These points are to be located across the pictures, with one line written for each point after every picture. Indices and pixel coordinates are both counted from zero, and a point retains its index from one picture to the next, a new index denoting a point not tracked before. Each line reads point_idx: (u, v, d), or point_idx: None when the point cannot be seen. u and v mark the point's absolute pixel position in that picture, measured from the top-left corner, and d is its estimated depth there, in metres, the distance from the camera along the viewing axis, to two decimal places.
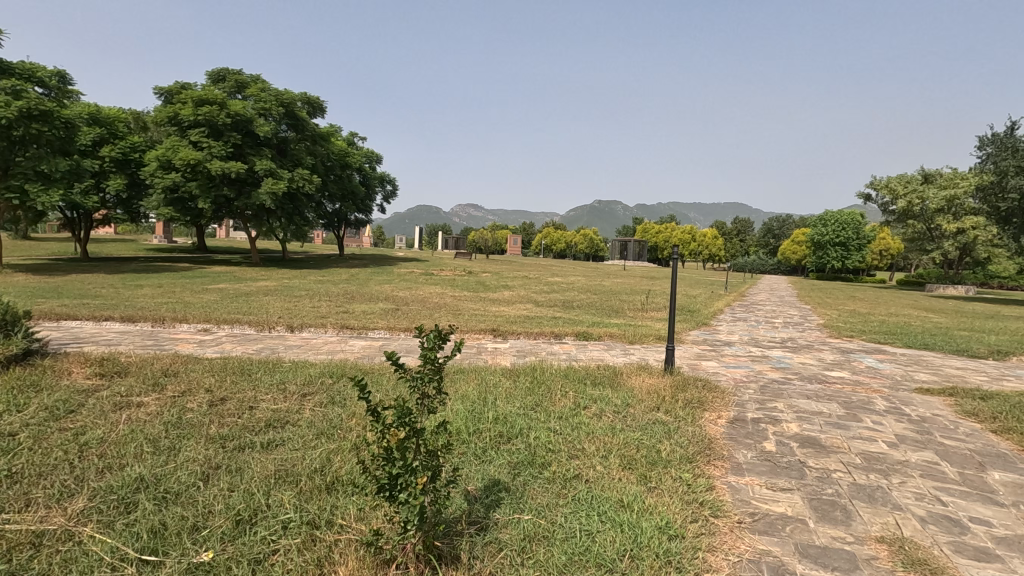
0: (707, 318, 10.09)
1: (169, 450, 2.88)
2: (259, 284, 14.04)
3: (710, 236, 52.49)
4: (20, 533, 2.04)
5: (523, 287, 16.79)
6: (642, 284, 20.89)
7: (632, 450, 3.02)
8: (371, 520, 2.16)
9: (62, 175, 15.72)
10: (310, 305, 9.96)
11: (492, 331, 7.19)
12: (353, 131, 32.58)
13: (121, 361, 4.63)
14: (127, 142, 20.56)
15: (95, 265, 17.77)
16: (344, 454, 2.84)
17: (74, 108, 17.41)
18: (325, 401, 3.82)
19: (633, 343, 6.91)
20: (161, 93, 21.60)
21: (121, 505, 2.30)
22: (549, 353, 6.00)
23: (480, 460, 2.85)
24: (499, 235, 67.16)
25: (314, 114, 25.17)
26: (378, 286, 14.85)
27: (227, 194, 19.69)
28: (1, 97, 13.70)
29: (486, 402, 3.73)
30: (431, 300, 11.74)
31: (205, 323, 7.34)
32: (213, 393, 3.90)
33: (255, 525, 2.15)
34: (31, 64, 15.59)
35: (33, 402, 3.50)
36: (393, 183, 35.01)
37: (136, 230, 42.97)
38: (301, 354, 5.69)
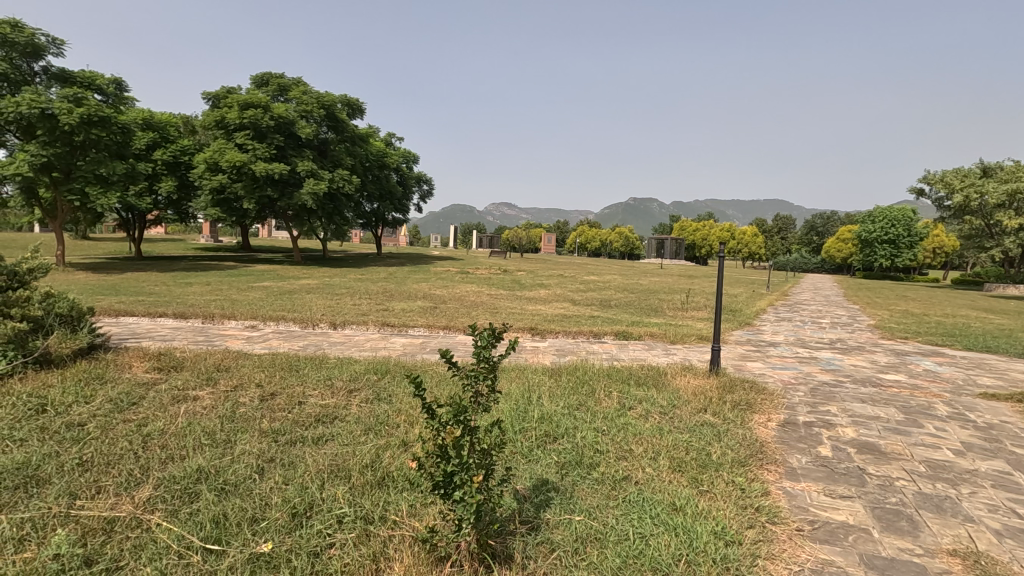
0: (751, 318, 9.80)
1: (225, 443, 2.97)
2: (302, 283, 14.40)
3: (749, 234, 51.18)
4: (93, 520, 2.14)
5: (560, 286, 16.69)
6: (680, 283, 20.52)
7: (682, 452, 2.95)
8: (424, 517, 2.18)
9: (118, 178, 16.50)
10: (351, 303, 10.16)
11: (532, 329, 7.15)
12: (391, 131, 33.09)
13: (177, 356, 4.82)
14: (178, 145, 21.42)
15: (148, 264, 18.61)
16: (391, 451, 2.89)
17: (130, 113, 18.25)
18: (372, 398, 3.89)
19: (675, 343, 6.77)
20: (209, 98, 22.43)
21: (184, 495, 2.39)
22: (590, 353, 5.94)
23: (528, 459, 2.83)
24: (533, 234, 67.13)
25: (354, 116, 25.69)
26: (416, 284, 15.03)
27: (271, 194, 20.25)
28: (65, 104, 14.45)
29: (532, 401, 3.71)
30: (468, 298, 11.83)
31: (252, 320, 7.56)
32: (263, 388, 4.02)
33: (311, 519, 2.20)
34: (91, 73, 16.43)
35: (99, 394, 3.67)
36: (430, 183, 35.40)
37: (184, 230, 44.66)
38: (345, 350, 5.80)
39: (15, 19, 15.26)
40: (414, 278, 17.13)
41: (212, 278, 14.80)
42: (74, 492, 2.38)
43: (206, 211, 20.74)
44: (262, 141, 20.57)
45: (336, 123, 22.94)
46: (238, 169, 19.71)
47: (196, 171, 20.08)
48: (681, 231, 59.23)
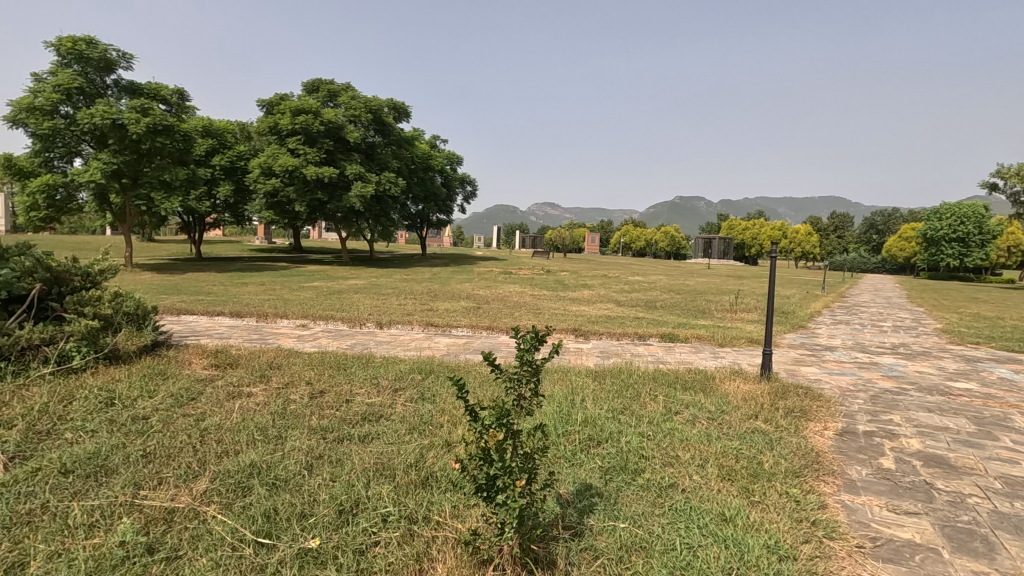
0: (804, 321, 9.39)
1: (277, 438, 3.07)
2: (350, 283, 14.79)
3: (803, 233, 49.21)
4: (155, 510, 2.25)
5: (604, 286, 16.49)
6: (729, 284, 19.95)
7: (731, 460, 2.84)
8: (466, 519, 2.19)
9: (180, 184, 17.39)
10: (397, 302, 10.35)
11: (574, 331, 7.08)
12: (435, 134, 33.58)
13: (232, 354, 5.02)
14: (234, 151, 22.42)
15: (207, 265, 19.55)
16: (435, 451, 2.91)
17: (191, 122, 19.22)
18: (416, 397, 3.94)
19: (724, 345, 6.58)
20: (264, 105, 23.37)
21: (238, 488, 2.47)
22: (634, 355, 5.83)
23: (571, 463, 2.80)
24: (577, 234, 66.65)
25: (400, 119, 26.21)
26: (460, 285, 15.17)
27: (321, 197, 20.89)
28: (133, 115, 15.37)
29: (575, 404, 3.67)
30: (511, 298, 11.85)
31: (302, 319, 7.81)
32: (313, 386, 4.13)
33: (357, 516, 2.24)
34: (157, 84, 17.41)
35: (161, 389, 3.87)
36: (474, 183, 35.72)
37: (240, 233, 46.79)
38: (390, 350, 5.90)
39: (90, 36, 16.36)
40: (458, 279, 17.30)
41: (266, 278, 15.40)
42: (138, 482, 2.51)
43: (261, 214, 21.63)
44: (312, 145, 21.26)
45: (383, 127, 23.47)
46: (290, 173, 20.43)
47: (252, 176, 20.96)
48: (730, 230, 57.48)
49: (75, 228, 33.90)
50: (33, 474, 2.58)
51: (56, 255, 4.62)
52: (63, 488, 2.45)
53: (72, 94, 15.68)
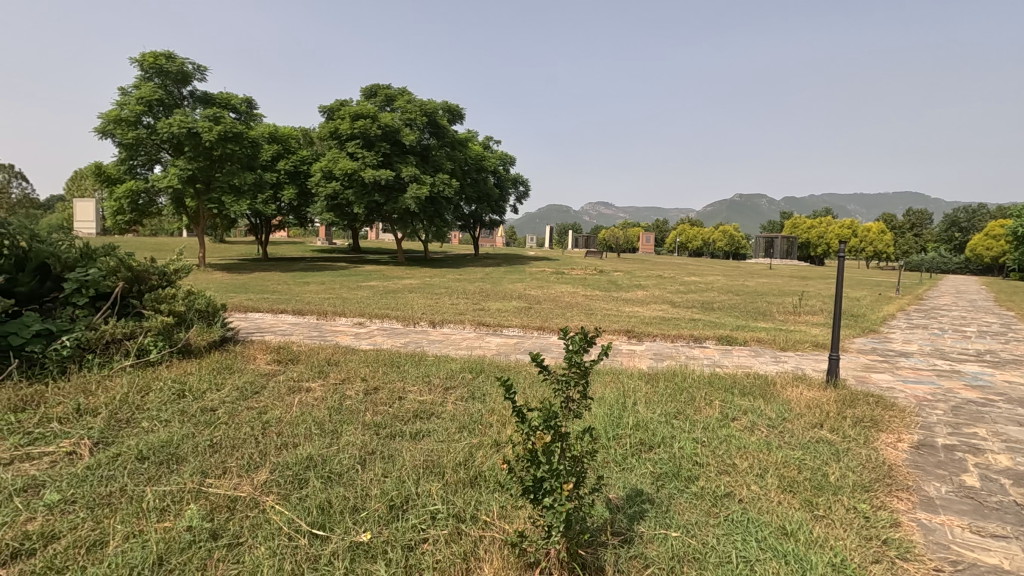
0: (876, 324, 8.81)
1: (332, 433, 3.18)
2: (405, 283, 15.14)
3: (875, 231, 46.39)
4: (220, 497, 2.37)
5: (659, 286, 16.12)
6: (793, 285, 19.05)
7: (793, 471, 2.70)
8: (514, 520, 2.19)
9: (249, 188, 18.35)
10: (450, 302, 10.50)
11: (627, 332, 6.95)
12: (488, 135, 33.90)
13: (293, 350, 5.24)
14: (298, 156, 23.46)
15: (273, 265, 20.55)
16: (484, 450, 2.93)
17: (258, 129, 20.28)
18: (466, 396, 3.98)
19: (786, 349, 6.27)
20: (325, 111, 24.33)
21: (295, 480, 2.57)
22: (689, 358, 5.65)
23: (621, 468, 2.74)
24: (630, 233, 65.51)
25: (454, 122, 26.63)
26: (512, 284, 15.25)
27: (378, 199, 21.51)
28: (206, 123, 16.40)
29: (626, 407, 3.59)
30: (563, 298, 11.78)
31: (359, 318, 8.06)
32: (368, 383, 4.25)
33: (407, 513, 2.27)
34: (228, 94, 18.50)
35: (228, 382, 4.09)
36: (526, 183, 35.81)
37: (303, 233, 48.93)
38: (442, 348, 5.99)
39: (169, 51, 17.55)
40: (510, 279, 17.37)
41: (327, 278, 16.01)
42: (205, 470, 2.65)
43: (322, 216, 22.51)
44: (370, 149, 21.93)
45: (437, 129, 23.91)
46: (349, 177, 21.16)
47: (314, 179, 21.86)
48: (794, 229, 54.90)
49: (157, 230, 36.51)
50: (113, 459, 2.78)
51: (137, 256, 4.98)
52: (139, 473, 2.62)
53: (153, 105, 16.87)
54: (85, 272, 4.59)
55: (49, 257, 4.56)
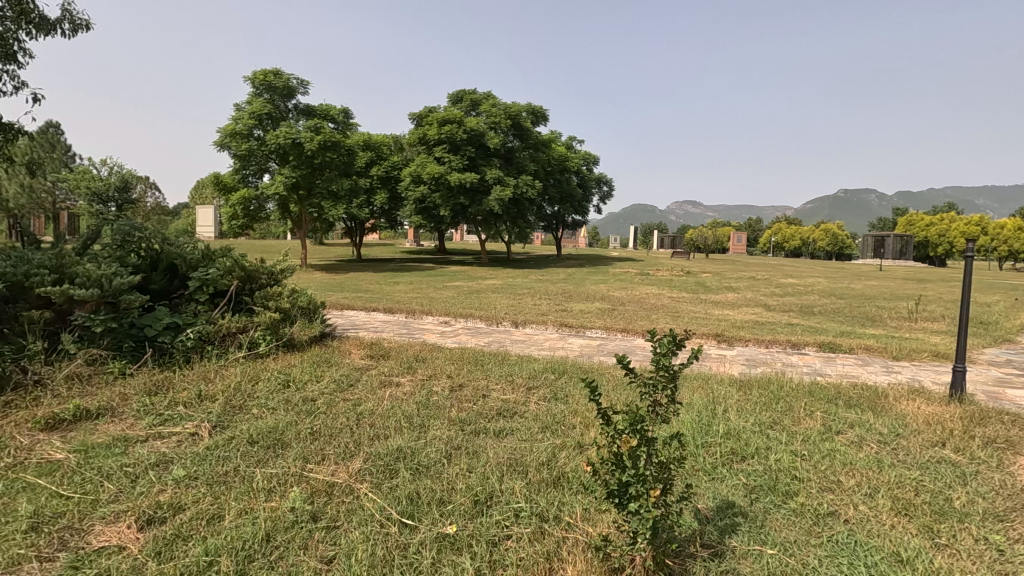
0: (1012, 333, 7.77)
1: (420, 427, 3.30)
2: (488, 283, 15.44)
3: (1010, 228, 41.03)
4: (320, 482, 2.55)
5: (752, 289, 15.23)
6: (908, 288, 17.26)
7: (909, 493, 2.45)
8: (598, 523, 2.16)
9: (345, 194, 19.55)
10: (532, 302, 10.55)
11: (716, 336, 6.64)
12: (571, 136, 33.75)
13: (384, 346, 5.51)
14: (389, 162, 24.67)
15: (366, 266, 21.76)
16: (567, 451, 2.92)
17: (354, 137, 21.57)
18: (549, 396, 3.98)
19: (899, 359, 5.70)
20: (415, 118, 25.40)
21: (386, 470, 2.69)
22: (786, 365, 5.30)
23: (711, 477, 2.61)
24: (721, 233, 62.55)
25: (537, 123, 26.78)
26: (594, 286, 15.08)
27: (463, 201, 22.10)
28: (308, 134, 17.71)
29: (716, 415, 3.43)
30: (649, 301, 11.46)
31: (445, 317, 8.31)
32: (453, 380, 4.37)
33: (491, 508, 2.32)
34: (327, 106, 19.84)
35: (327, 375, 4.38)
36: (610, 183, 35.31)
37: (393, 236, 51.39)
38: (525, 348, 6.03)
39: (277, 69, 19.09)
40: (592, 280, 17.20)
41: (415, 278, 16.71)
42: (307, 456, 2.85)
43: (410, 219, 23.49)
44: (456, 153, 22.61)
45: (521, 131, 24.13)
46: (436, 180, 21.95)
47: (403, 184, 22.89)
48: (910, 226, 49.81)
49: (265, 234, 39.86)
50: (228, 441, 3.07)
51: (249, 257, 5.45)
52: (249, 455, 2.86)
53: (263, 119, 18.45)
54: (206, 271, 5.09)
55: (177, 258, 5.13)
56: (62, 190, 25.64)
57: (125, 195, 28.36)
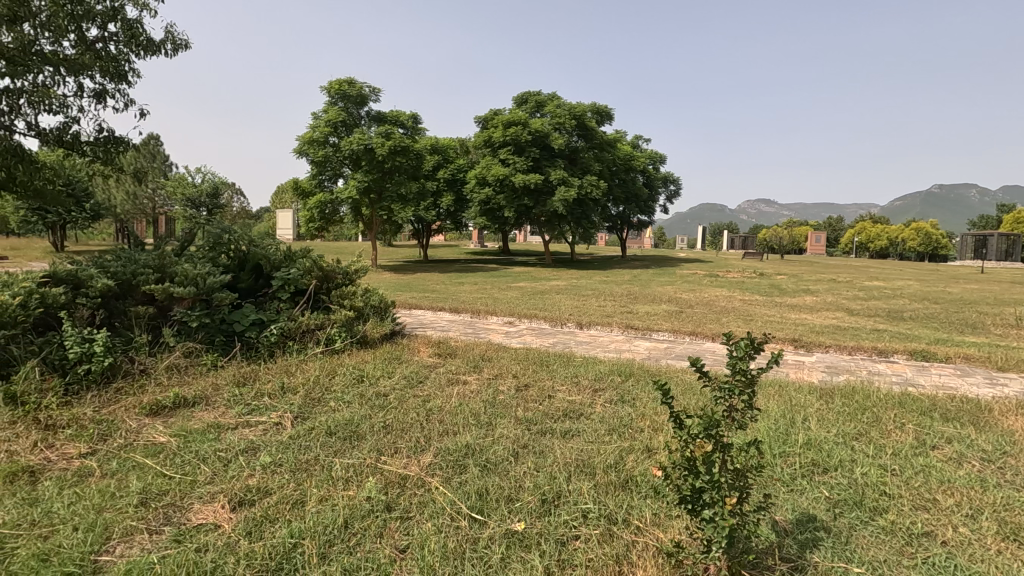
0: None
1: (488, 425, 3.35)
2: (552, 284, 15.46)
3: None
4: (393, 474, 2.65)
5: (833, 291, 14.37)
6: (1015, 292, 15.66)
7: (1019, 517, 2.23)
8: (669, 529, 2.12)
9: (413, 197, 20.19)
10: (597, 304, 10.47)
11: (794, 341, 6.31)
12: (637, 135, 33.12)
13: (451, 345, 5.63)
14: (455, 165, 25.22)
15: (432, 267, 22.36)
16: (635, 454, 2.87)
17: (422, 141, 22.23)
18: (615, 398, 3.94)
19: (1005, 370, 5.19)
20: (480, 121, 25.82)
21: (455, 466, 2.76)
22: (872, 374, 4.96)
23: (790, 489, 2.49)
24: (798, 233, 59.33)
25: (602, 123, 26.50)
26: (661, 287, 14.73)
27: (527, 203, 22.25)
28: (379, 140, 18.48)
29: (794, 423, 3.27)
30: (719, 303, 11.07)
31: (509, 317, 8.39)
32: (519, 379, 4.41)
33: (558, 508, 2.32)
34: (397, 112, 20.57)
35: (397, 371, 4.54)
36: (677, 182, 34.39)
37: (458, 236, 52.57)
38: (590, 350, 5.99)
39: (351, 78, 19.98)
40: (658, 281, 16.85)
41: (479, 279, 17.01)
42: (380, 449, 2.96)
43: (476, 220, 23.94)
44: (520, 155, 22.79)
45: (586, 131, 23.90)
46: (501, 182, 22.24)
47: (469, 186, 23.36)
48: (1017, 223, 45.15)
49: (339, 236, 41.86)
50: (309, 431, 3.25)
51: (327, 257, 5.75)
52: (327, 445, 3.02)
53: (339, 127, 19.41)
54: (288, 272, 5.43)
55: (262, 258, 5.49)
56: (162, 198, 28.09)
57: (215, 201, 30.67)
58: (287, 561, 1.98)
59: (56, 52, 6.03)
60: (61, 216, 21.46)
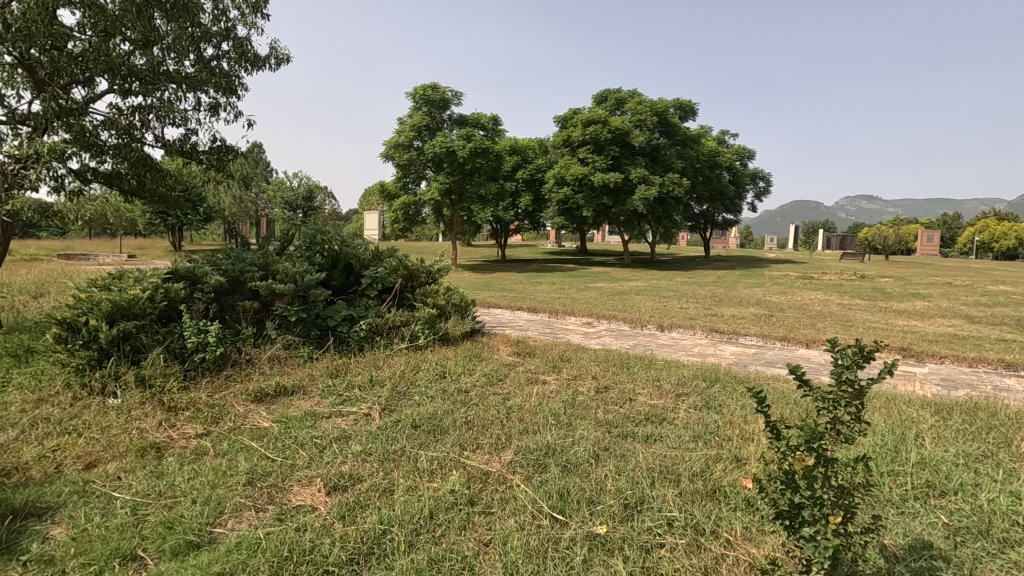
0: None
1: (568, 425, 3.33)
2: (632, 285, 15.14)
3: None
4: (476, 469, 2.71)
5: (949, 296, 12.99)
6: None
7: None
8: (763, 545, 2.02)
9: (492, 197, 20.49)
10: (680, 306, 10.10)
11: (902, 351, 5.76)
12: (723, 129, 31.69)
13: (530, 344, 5.67)
14: (534, 165, 25.33)
15: (510, 266, 22.59)
16: (723, 463, 2.75)
17: (501, 142, 22.53)
18: (700, 405, 3.78)
19: None
20: (560, 121, 25.76)
21: (536, 464, 2.77)
22: (998, 389, 4.43)
23: (901, 512, 2.28)
24: (906, 232, 54.21)
25: (685, 119, 25.59)
26: (748, 289, 14.00)
27: (606, 202, 21.94)
28: (461, 142, 18.94)
29: (904, 440, 2.98)
30: (814, 307, 10.36)
31: (588, 317, 8.33)
32: (599, 381, 4.36)
33: (641, 514, 2.27)
34: (478, 115, 20.96)
35: (478, 368, 4.63)
36: (767, 179, 32.58)
37: (536, 237, 52.89)
38: (673, 353, 5.80)
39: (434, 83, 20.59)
40: (745, 283, 16.04)
41: (557, 278, 17.00)
42: (463, 444, 3.04)
43: (554, 219, 23.97)
44: (600, 153, 22.50)
45: (668, 128, 23.13)
46: (580, 181, 22.08)
47: (547, 186, 23.38)
48: None
49: (421, 237, 43.33)
50: (396, 423, 3.39)
51: (411, 257, 5.97)
52: (413, 437, 3.14)
53: (422, 131, 20.09)
54: (376, 271, 5.70)
55: (353, 258, 5.80)
56: (264, 201, 30.38)
57: (310, 204, 32.75)
58: (377, 546, 2.08)
59: (179, 71, 6.69)
60: (180, 219, 23.78)
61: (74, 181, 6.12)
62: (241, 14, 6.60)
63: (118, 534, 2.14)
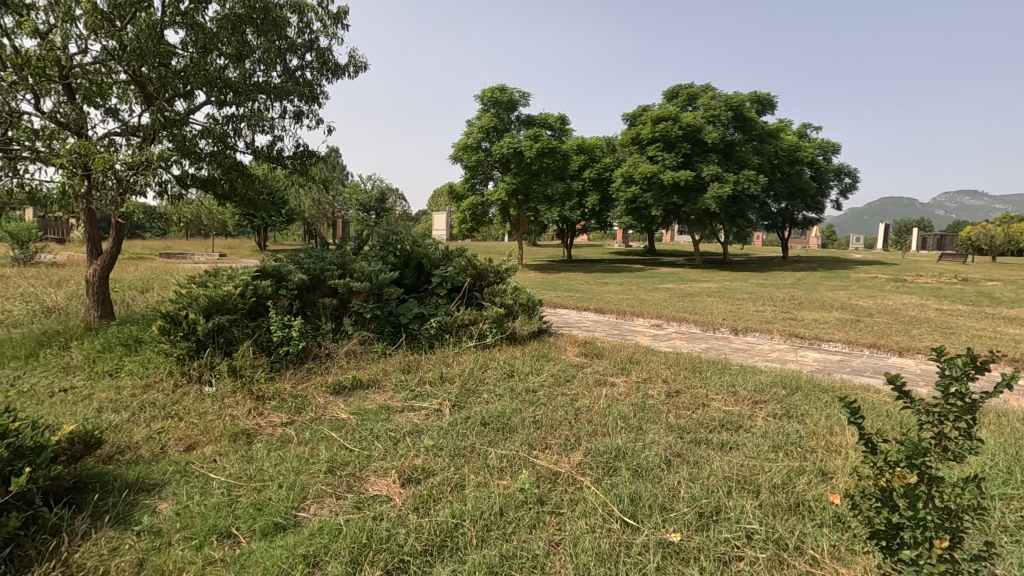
0: None
1: (639, 429, 3.27)
2: (704, 286, 14.60)
3: None
4: (546, 469, 2.71)
5: None
6: None
7: None
8: (854, 566, 1.89)
9: (560, 197, 20.38)
10: (757, 309, 9.64)
11: (1014, 363, 5.19)
12: (804, 122, 29.91)
13: (598, 346, 5.59)
14: (602, 164, 25.02)
15: (576, 266, 22.40)
16: (807, 476, 2.60)
17: (568, 142, 22.44)
18: (780, 413, 3.59)
19: None
20: (629, 118, 25.28)
21: (607, 467, 2.73)
22: None
23: (1016, 540, 2.06)
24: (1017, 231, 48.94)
25: (763, 112, 24.39)
26: (832, 293, 13.14)
27: (676, 201, 21.29)
28: (528, 142, 19.05)
29: (1018, 461, 2.69)
30: (908, 312, 9.56)
31: (658, 320, 8.11)
32: (669, 385, 4.23)
33: (718, 524, 2.18)
34: (545, 115, 20.99)
35: (545, 368, 4.63)
36: (853, 174, 30.47)
37: (603, 237, 52.17)
38: (748, 358, 5.55)
39: (503, 85, 20.81)
40: (828, 286, 15.05)
41: (625, 279, 16.68)
42: (531, 443, 3.05)
43: (622, 219, 23.55)
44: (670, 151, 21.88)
45: (743, 123, 22.12)
46: (649, 180, 21.57)
47: (615, 185, 23.02)
48: None
49: (488, 237, 43.87)
50: (466, 420, 3.46)
51: (480, 257, 6.06)
52: (483, 434, 3.20)
53: (490, 132, 20.36)
54: (446, 270, 5.84)
55: (424, 257, 5.96)
56: (340, 203, 31.80)
57: (383, 205, 33.95)
58: (450, 539, 2.13)
59: (268, 82, 7.16)
60: (265, 220, 25.38)
61: (176, 186, 6.64)
62: (323, 26, 6.94)
63: (215, 512, 2.32)
